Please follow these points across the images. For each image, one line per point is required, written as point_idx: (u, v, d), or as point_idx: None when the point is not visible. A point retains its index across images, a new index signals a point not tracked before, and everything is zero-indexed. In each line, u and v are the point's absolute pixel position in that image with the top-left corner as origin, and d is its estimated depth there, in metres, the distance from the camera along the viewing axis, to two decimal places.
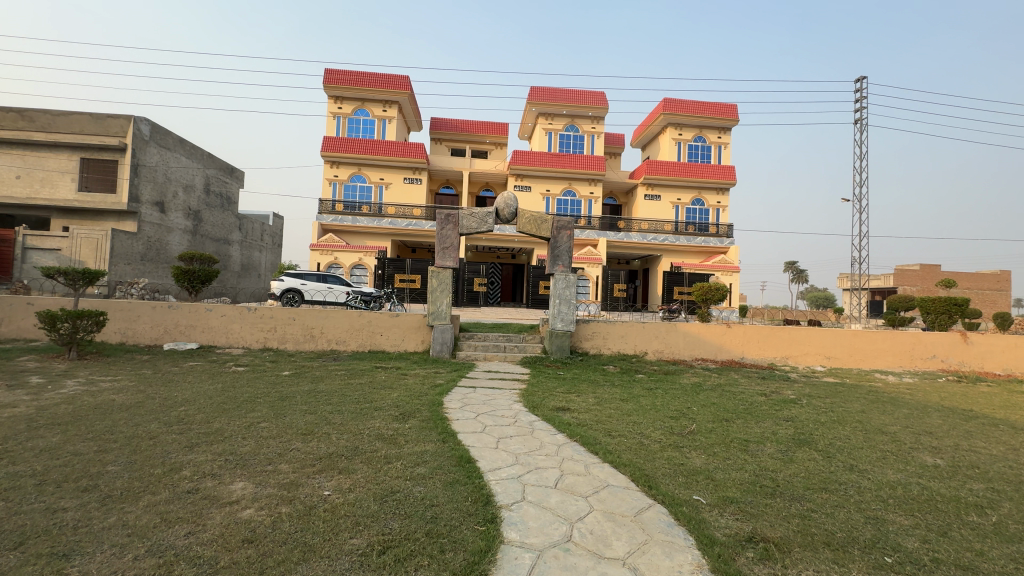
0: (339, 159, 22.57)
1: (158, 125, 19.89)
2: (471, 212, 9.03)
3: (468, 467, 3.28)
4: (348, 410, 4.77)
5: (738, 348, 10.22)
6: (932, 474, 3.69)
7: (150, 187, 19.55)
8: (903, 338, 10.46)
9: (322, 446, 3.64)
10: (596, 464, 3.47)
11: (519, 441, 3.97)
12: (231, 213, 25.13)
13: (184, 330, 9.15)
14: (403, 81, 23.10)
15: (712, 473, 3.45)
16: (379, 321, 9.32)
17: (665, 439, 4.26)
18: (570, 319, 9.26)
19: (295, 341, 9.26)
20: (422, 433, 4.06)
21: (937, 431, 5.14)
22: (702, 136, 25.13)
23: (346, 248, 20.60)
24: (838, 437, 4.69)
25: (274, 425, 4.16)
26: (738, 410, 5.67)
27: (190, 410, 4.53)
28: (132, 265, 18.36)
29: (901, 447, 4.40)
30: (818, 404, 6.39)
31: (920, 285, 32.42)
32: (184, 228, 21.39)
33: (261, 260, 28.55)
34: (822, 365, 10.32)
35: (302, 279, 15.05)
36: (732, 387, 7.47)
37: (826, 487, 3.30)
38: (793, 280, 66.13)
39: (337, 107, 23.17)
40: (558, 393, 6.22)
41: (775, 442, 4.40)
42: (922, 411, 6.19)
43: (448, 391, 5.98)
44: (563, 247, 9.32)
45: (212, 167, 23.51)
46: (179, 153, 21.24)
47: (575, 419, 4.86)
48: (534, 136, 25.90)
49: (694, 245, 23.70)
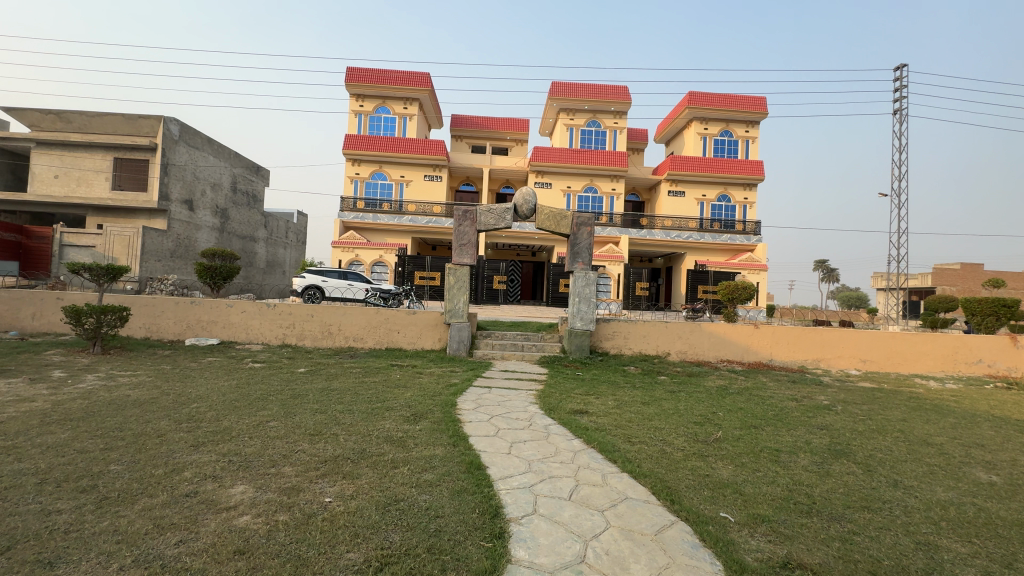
0: (361, 157, 22.71)
1: (186, 125, 20.37)
2: (489, 209, 8.86)
3: (477, 474, 3.11)
4: (359, 410, 4.66)
5: (766, 350, 9.80)
6: (987, 493, 3.36)
7: (179, 186, 20.04)
8: (946, 340, 9.86)
9: (328, 448, 3.52)
10: (614, 473, 3.25)
11: (532, 446, 3.78)
12: (257, 211, 25.59)
13: (205, 325, 9.27)
14: (424, 78, 23.09)
15: (740, 487, 3.19)
16: (396, 318, 9.23)
17: (688, 448, 4.01)
18: (590, 317, 9.00)
19: (313, 338, 9.26)
20: (432, 435, 3.91)
21: (990, 443, 4.74)
22: (728, 130, 24.39)
23: (367, 245, 20.69)
24: (879, 448, 4.35)
25: (283, 425, 4.08)
26: (767, 417, 5.36)
27: (201, 407, 4.50)
28: (162, 262, 18.84)
29: (950, 462, 4.04)
30: (854, 411, 6.02)
31: (960, 285, 30.88)
32: (212, 226, 21.87)
33: (286, 258, 29.04)
34: (856, 369, 9.82)
35: (323, 275, 15.17)
36: (761, 391, 7.11)
37: (869, 505, 3.00)
38: (822, 280, 63.90)
39: (359, 105, 23.32)
40: (576, 395, 6.00)
41: (808, 452, 4.09)
42: (970, 420, 5.75)
43: (462, 391, 5.82)
44: (583, 244, 9.05)
45: (239, 166, 23.99)
46: (207, 153, 21.71)
47: (593, 424, 4.64)
48: (555, 132, 25.58)
49: (719, 243, 23.04)
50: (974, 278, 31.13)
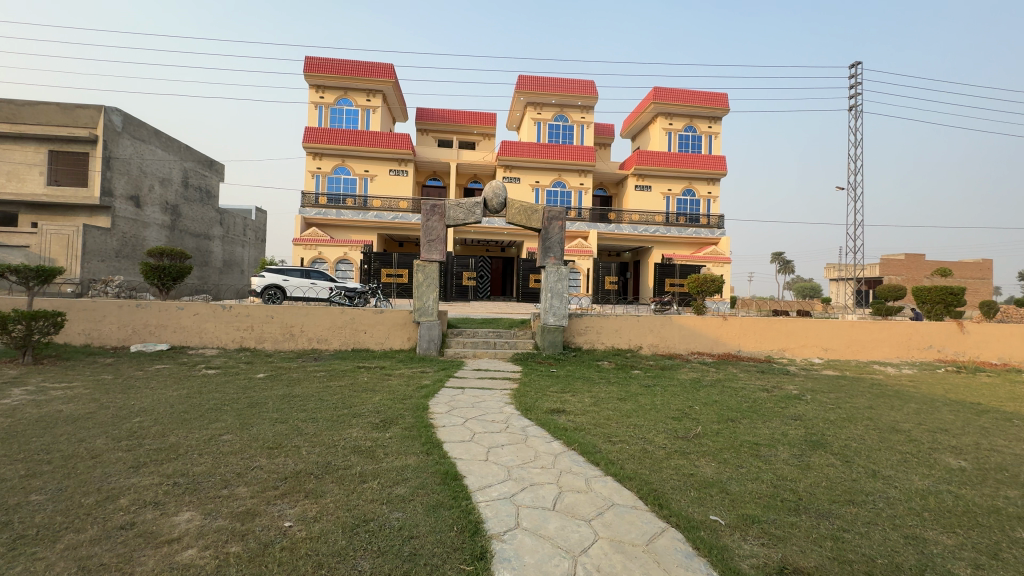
0: (322, 150, 21.86)
1: (131, 116, 19.07)
2: (458, 203, 8.58)
3: (454, 486, 2.89)
4: (324, 418, 4.34)
5: (734, 341, 9.97)
6: (961, 479, 3.41)
7: (124, 181, 18.77)
8: (900, 328, 10.28)
9: (289, 462, 3.23)
10: (598, 477, 3.10)
11: (510, 451, 3.58)
12: (211, 207, 24.29)
13: (154, 330, 8.63)
14: (387, 70, 22.46)
15: (726, 485, 3.10)
16: (363, 317, 8.86)
17: (669, 445, 3.92)
18: (563, 313, 8.88)
19: (274, 341, 8.77)
20: (403, 444, 3.66)
21: (953, 427, 4.88)
22: (692, 125, 24.84)
23: (330, 242, 19.97)
24: (852, 437, 4.40)
25: (238, 438, 3.73)
26: (741, 409, 5.37)
27: (145, 421, 4.07)
28: (106, 262, 17.61)
29: (920, 448, 4.11)
30: (823, 399, 6.13)
31: (905, 275, 32.69)
32: (161, 223, 20.61)
33: (244, 256, 27.74)
34: (819, 357, 10.12)
35: (284, 274, 14.49)
36: (733, 382, 7.17)
37: (853, 499, 2.97)
38: (779, 272, 66.44)
39: (319, 97, 22.42)
40: (551, 393, 5.85)
41: (787, 445, 4.08)
42: (930, 405, 5.96)
43: (435, 393, 5.57)
44: (555, 238, 8.92)
45: (190, 160, 22.69)
46: (154, 146, 20.41)
47: (571, 423, 4.49)
48: (522, 126, 25.38)
49: (685, 236, 23.46)
50: (918, 267, 32.90)
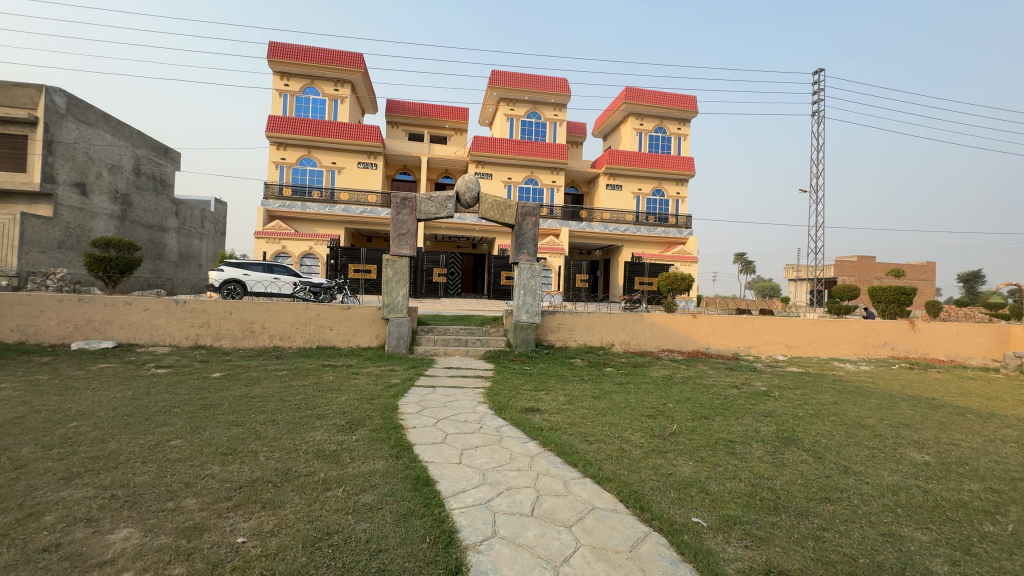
0: (286, 140, 21.02)
1: (76, 97, 17.81)
2: (429, 196, 8.33)
3: (426, 492, 2.71)
4: (285, 420, 4.07)
5: (703, 339, 10.11)
6: (926, 474, 3.48)
7: (68, 167, 17.53)
8: (858, 326, 10.69)
9: (245, 470, 2.97)
10: (576, 480, 2.98)
11: (484, 453, 3.43)
12: (166, 197, 23.00)
13: (98, 326, 8.02)
14: (356, 59, 21.82)
15: (706, 485, 3.05)
16: (328, 313, 8.51)
17: (646, 444, 3.85)
18: (535, 310, 8.78)
19: (232, 338, 8.30)
20: (371, 447, 3.45)
21: (913, 422, 5.04)
22: (662, 126, 25.24)
23: (295, 235, 19.23)
24: (822, 433, 4.46)
25: (188, 444, 3.43)
26: (714, 406, 5.38)
27: (82, 426, 3.71)
28: (48, 254, 16.40)
29: (886, 443, 4.20)
30: (790, 396, 6.25)
31: (857, 275, 34.32)
32: (111, 213, 19.37)
33: (202, 250, 26.45)
34: (783, 354, 10.41)
35: (244, 268, 13.84)
36: (703, 379, 7.23)
37: (829, 497, 2.96)
38: (741, 271, 68.70)
39: (284, 84, 21.55)
40: (525, 391, 5.73)
41: (760, 442, 4.09)
42: (889, 400, 6.16)
43: (404, 392, 5.35)
44: (528, 235, 8.80)
45: (143, 146, 21.45)
46: (103, 131, 19.14)
47: (547, 423, 4.37)
48: (495, 122, 25.16)
49: (654, 235, 23.81)
50: (869, 269, 34.56)
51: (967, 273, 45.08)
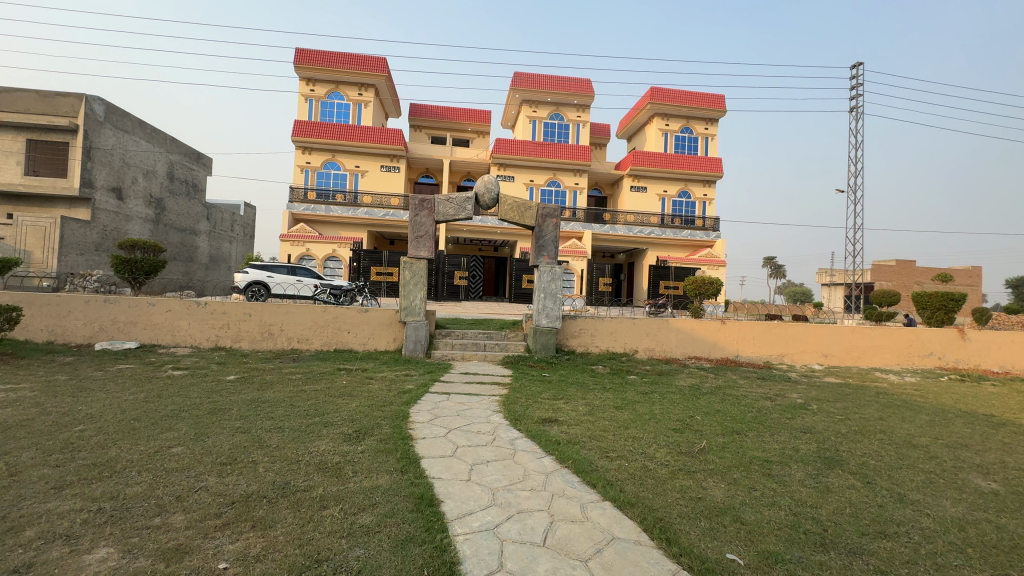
0: (311, 145, 21.31)
1: (114, 105, 18.38)
2: (447, 198, 8.16)
3: (429, 514, 2.48)
4: (291, 427, 3.91)
5: (732, 346, 9.65)
6: (995, 505, 3.07)
7: (105, 172, 18.12)
8: (901, 334, 10.02)
9: (241, 482, 2.80)
10: (594, 503, 2.71)
11: (496, 470, 3.18)
12: (198, 202, 23.65)
13: (122, 327, 8.13)
14: (380, 63, 22.00)
15: (740, 512, 2.74)
16: (346, 316, 8.43)
17: (673, 463, 3.53)
18: (556, 314, 8.49)
19: (251, 340, 8.31)
20: (376, 460, 3.25)
21: (971, 442, 4.56)
22: (689, 126, 24.63)
23: (318, 238, 19.46)
24: (869, 454, 4.05)
25: (188, 452, 3.30)
26: (747, 420, 5.00)
27: (87, 430, 3.63)
28: (85, 256, 16.99)
29: (945, 468, 3.77)
30: (830, 409, 5.80)
31: (896, 280, 32.73)
32: (145, 217, 20.00)
33: (231, 253, 27.09)
34: (819, 363, 9.83)
35: (268, 271, 14.00)
36: (734, 390, 6.81)
37: (884, 531, 2.60)
38: (771, 276, 66.45)
39: (309, 89, 21.88)
40: (543, 400, 5.47)
41: (800, 462, 3.72)
42: (942, 416, 5.64)
43: (417, 399, 5.16)
44: (549, 237, 8.53)
45: (176, 152, 22.05)
46: (139, 137, 19.73)
47: (564, 435, 4.10)
48: (518, 124, 25.00)
49: (680, 238, 23.20)
50: (909, 274, 32.89)
51: (1015, 279, 42.59)
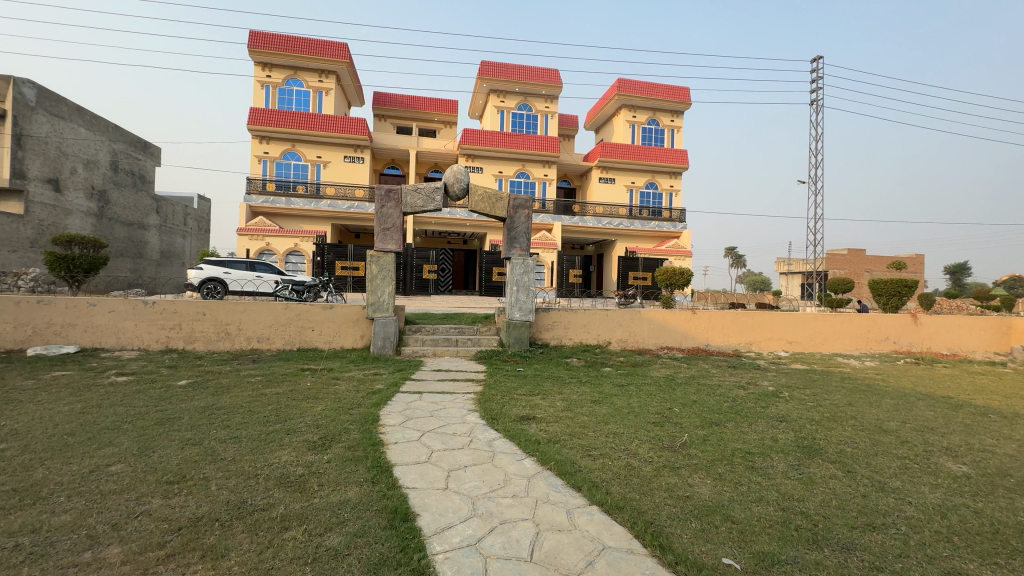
0: (269, 133, 20.30)
1: (47, 89, 16.86)
2: (415, 188, 7.83)
3: (403, 531, 2.27)
4: (248, 437, 3.59)
5: (703, 335, 9.77)
6: (969, 489, 3.11)
7: (40, 162, 16.69)
8: (860, 320, 10.39)
9: (191, 504, 2.50)
10: (581, 509, 2.56)
11: (475, 475, 2.99)
12: (146, 194, 22.24)
13: (59, 330, 7.47)
14: (341, 48, 21.14)
15: (730, 510, 2.64)
16: (310, 314, 8.01)
17: (656, 459, 3.43)
18: (529, 307, 8.33)
19: (206, 341, 7.78)
20: (344, 470, 2.99)
21: (937, 425, 4.69)
22: (655, 118, 24.87)
23: (279, 232, 18.66)
24: (845, 441, 4.08)
25: (130, 470, 2.95)
26: (724, 410, 4.99)
27: (9, 451, 3.20)
28: (19, 254, 15.64)
29: (917, 452, 3.83)
30: (801, 396, 5.89)
31: (847, 268, 34.33)
32: (87, 210, 18.63)
33: (184, 248, 25.68)
34: (784, 350, 10.09)
35: (225, 267, 13.25)
36: (707, 379, 6.85)
37: (872, 524, 2.57)
38: (733, 266, 68.50)
39: (266, 75, 20.81)
40: (520, 396, 5.31)
41: (781, 453, 3.69)
42: (905, 400, 5.82)
43: (387, 400, 4.89)
44: (521, 228, 8.35)
45: (120, 141, 20.58)
46: (77, 124, 18.28)
47: (544, 434, 3.94)
48: (485, 114, 24.60)
49: (647, 230, 23.51)
50: (860, 262, 34.54)
51: (953, 265, 45.49)
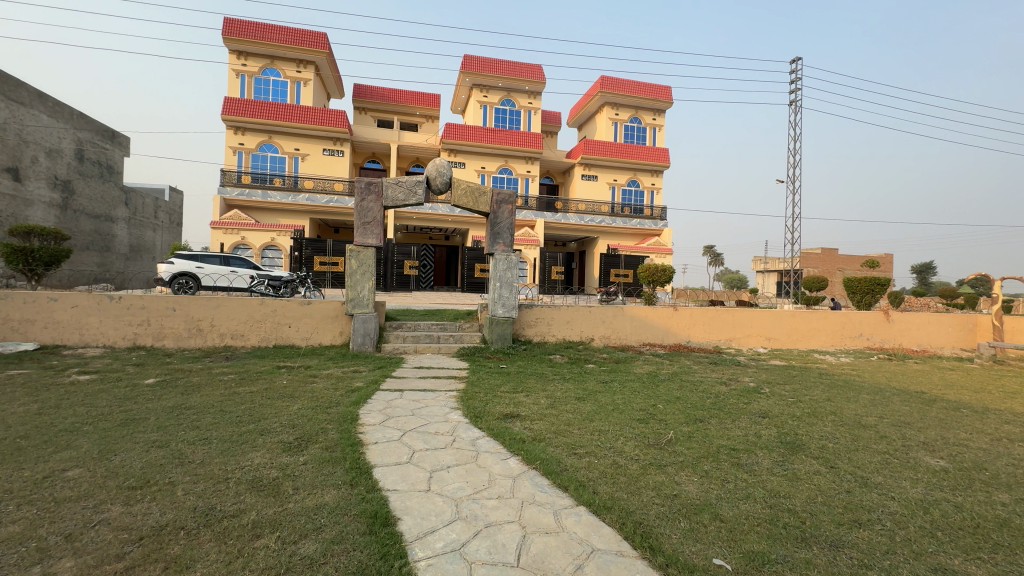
0: (244, 124, 19.69)
1: (5, 73, 15.84)
2: (397, 181, 7.65)
3: (383, 537, 2.16)
4: (219, 438, 3.41)
5: (684, 332, 9.84)
6: (949, 483, 3.15)
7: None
8: (835, 317, 10.62)
9: (155, 511, 2.34)
10: (569, 510, 2.48)
11: (458, 476, 2.89)
12: (114, 185, 21.39)
13: (17, 326, 7.06)
14: (320, 38, 20.63)
15: (718, 508, 2.61)
16: (286, 310, 7.77)
17: (643, 456, 3.39)
18: (512, 304, 8.25)
19: (177, 337, 7.48)
20: (321, 472, 2.86)
21: (913, 420, 4.77)
22: (637, 116, 25.01)
23: (255, 226, 18.16)
24: (826, 436, 4.11)
25: (88, 475, 2.76)
26: (707, 407, 4.99)
27: None
28: None
29: (896, 447, 3.87)
30: (781, 392, 5.96)
31: (821, 267, 35.24)
32: (50, 201, 17.81)
33: (155, 241, 24.81)
34: (763, 347, 10.24)
35: (198, 261, 12.79)
36: (689, 375, 6.89)
37: (858, 520, 2.56)
38: (712, 265, 69.53)
39: (241, 64, 20.17)
40: (503, 393, 5.22)
41: (765, 449, 3.68)
42: (881, 395, 5.93)
43: (367, 398, 4.75)
44: (504, 223, 8.24)
45: (86, 129, 19.67)
46: (39, 111, 17.37)
47: (529, 432, 3.86)
48: (468, 109, 24.36)
49: (629, 227, 23.66)
50: (833, 261, 35.48)
51: (920, 265, 47.16)
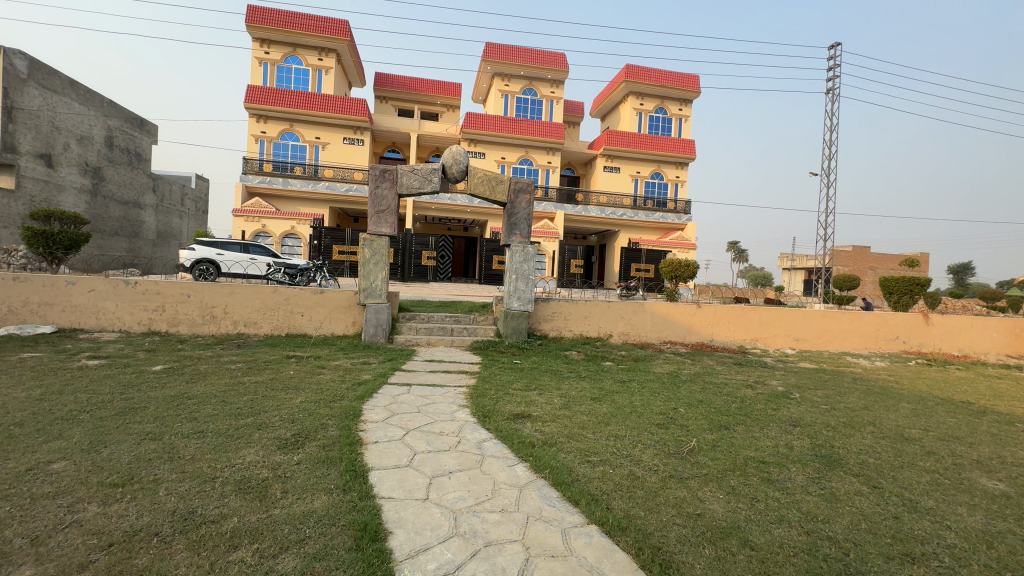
0: (267, 113, 19.76)
1: (38, 60, 16.17)
2: (411, 169, 7.40)
3: (370, 554, 1.94)
4: (215, 432, 3.27)
5: (707, 331, 9.44)
6: (1013, 512, 2.78)
7: (31, 137, 16.19)
8: (871, 318, 10.04)
9: (132, 513, 2.18)
10: (578, 529, 2.24)
11: (461, 484, 2.66)
12: (142, 172, 21.80)
13: (36, 309, 7.13)
14: (342, 26, 20.52)
15: (748, 534, 2.31)
16: (299, 298, 7.68)
17: (662, 467, 3.11)
18: (528, 297, 7.98)
19: (191, 323, 7.47)
20: (314, 474, 2.67)
21: (962, 435, 4.35)
22: (663, 107, 24.31)
23: (276, 214, 18.28)
24: (865, 450, 3.75)
25: (73, 468, 2.62)
26: (732, 412, 4.67)
27: None
28: (9, 230, 15.32)
29: (946, 466, 3.49)
30: (813, 398, 5.58)
31: (852, 266, 33.87)
32: (80, 187, 18.23)
33: (181, 228, 25.28)
34: (790, 347, 9.76)
35: (218, 248, 12.87)
36: (713, 377, 6.54)
37: (910, 554, 2.24)
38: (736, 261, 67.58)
39: (264, 52, 20.26)
40: (514, 391, 4.99)
41: (799, 463, 3.35)
42: (923, 405, 5.47)
43: (372, 392, 4.57)
44: (521, 214, 7.95)
45: (116, 117, 20.02)
46: (70, 98, 17.72)
47: (539, 435, 3.61)
48: (489, 98, 24.01)
49: (651, 221, 23.06)
50: (864, 260, 34.12)
51: (957, 266, 45.14)
